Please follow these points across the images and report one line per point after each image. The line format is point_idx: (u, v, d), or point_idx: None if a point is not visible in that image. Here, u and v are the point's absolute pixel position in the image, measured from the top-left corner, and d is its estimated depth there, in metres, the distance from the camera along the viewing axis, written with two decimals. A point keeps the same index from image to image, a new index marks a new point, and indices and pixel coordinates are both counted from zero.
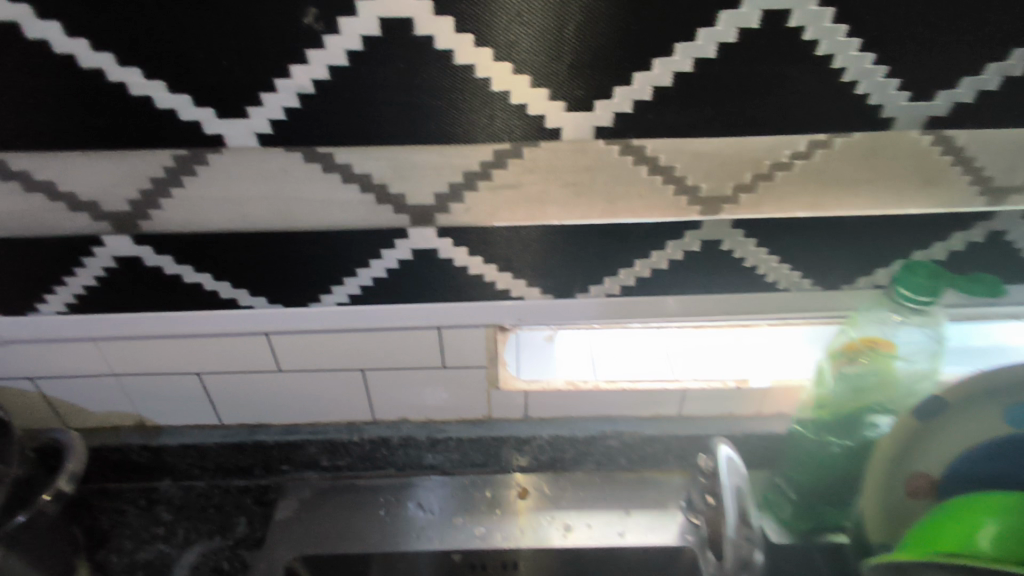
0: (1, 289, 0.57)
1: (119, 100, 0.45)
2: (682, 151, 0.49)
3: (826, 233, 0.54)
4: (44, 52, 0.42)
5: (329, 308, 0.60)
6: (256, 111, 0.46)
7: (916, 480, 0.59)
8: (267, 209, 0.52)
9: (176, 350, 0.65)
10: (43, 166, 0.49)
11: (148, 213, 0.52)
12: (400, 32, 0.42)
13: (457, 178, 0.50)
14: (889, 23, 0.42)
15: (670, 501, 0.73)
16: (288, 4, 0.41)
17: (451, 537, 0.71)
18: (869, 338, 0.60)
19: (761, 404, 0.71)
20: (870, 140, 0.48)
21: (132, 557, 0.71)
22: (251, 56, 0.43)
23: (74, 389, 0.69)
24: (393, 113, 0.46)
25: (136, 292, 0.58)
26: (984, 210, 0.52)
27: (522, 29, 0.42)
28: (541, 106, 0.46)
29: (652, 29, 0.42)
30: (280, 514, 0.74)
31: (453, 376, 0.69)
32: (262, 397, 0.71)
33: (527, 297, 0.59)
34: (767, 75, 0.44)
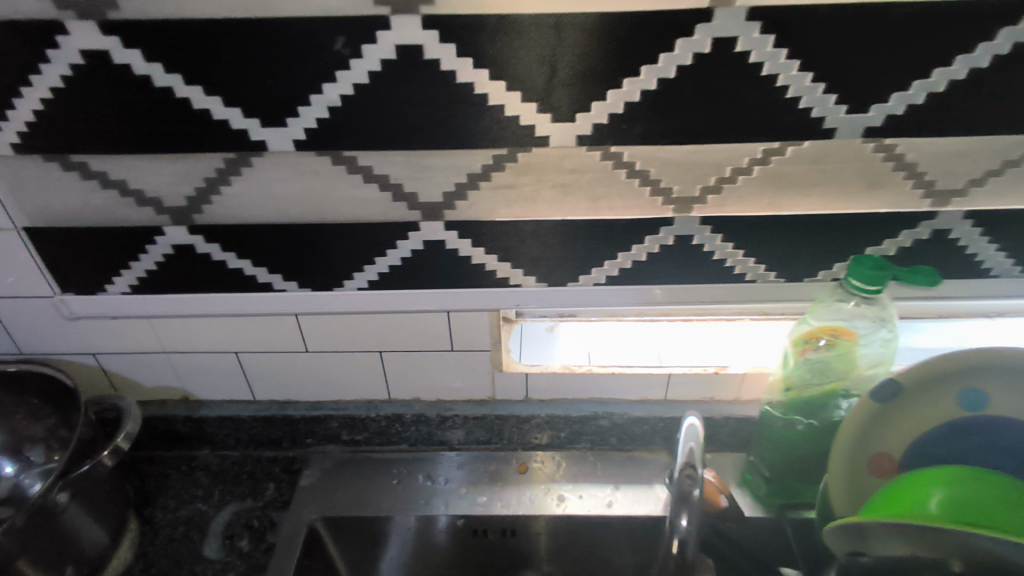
0: (77, 272, 0.67)
1: (183, 111, 0.54)
2: (654, 157, 0.56)
3: (787, 229, 0.61)
4: (127, 73, 0.52)
5: (352, 292, 0.68)
6: (293, 121, 0.55)
7: (881, 460, 0.65)
8: (300, 204, 0.61)
9: (219, 330, 0.74)
10: (118, 167, 0.59)
11: (200, 208, 0.61)
12: (413, 56, 0.51)
13: (461, 179, 0.59)
14: (823, 47, 0.49)
15: (656, 478, 0.80)
16: (322, 34, 0.50)
17: (456, 504, 0.79)
18: (829, 326, 0.65)
19: (740, 390, 0.78)
20: (819, 148, 0.55)
21: (175, 513, 0.81)
22: (291, 76, 0.52)
23: (130, 364, 0.79)
24: (407, 122, 0.55)
25: (188, 276, 0.67)
26: (929, 210, 0.59)
27: (514, 54, 0.51)
28: (531, 117, 0.54)
29: (623, 53, 0.50)
30: (304, 481, 0.83)
31: (460, 358, 0.77)
32: (290, 375, 0.80)
33: (524, 286, 0.67)
34: (721, 90, 0.52)
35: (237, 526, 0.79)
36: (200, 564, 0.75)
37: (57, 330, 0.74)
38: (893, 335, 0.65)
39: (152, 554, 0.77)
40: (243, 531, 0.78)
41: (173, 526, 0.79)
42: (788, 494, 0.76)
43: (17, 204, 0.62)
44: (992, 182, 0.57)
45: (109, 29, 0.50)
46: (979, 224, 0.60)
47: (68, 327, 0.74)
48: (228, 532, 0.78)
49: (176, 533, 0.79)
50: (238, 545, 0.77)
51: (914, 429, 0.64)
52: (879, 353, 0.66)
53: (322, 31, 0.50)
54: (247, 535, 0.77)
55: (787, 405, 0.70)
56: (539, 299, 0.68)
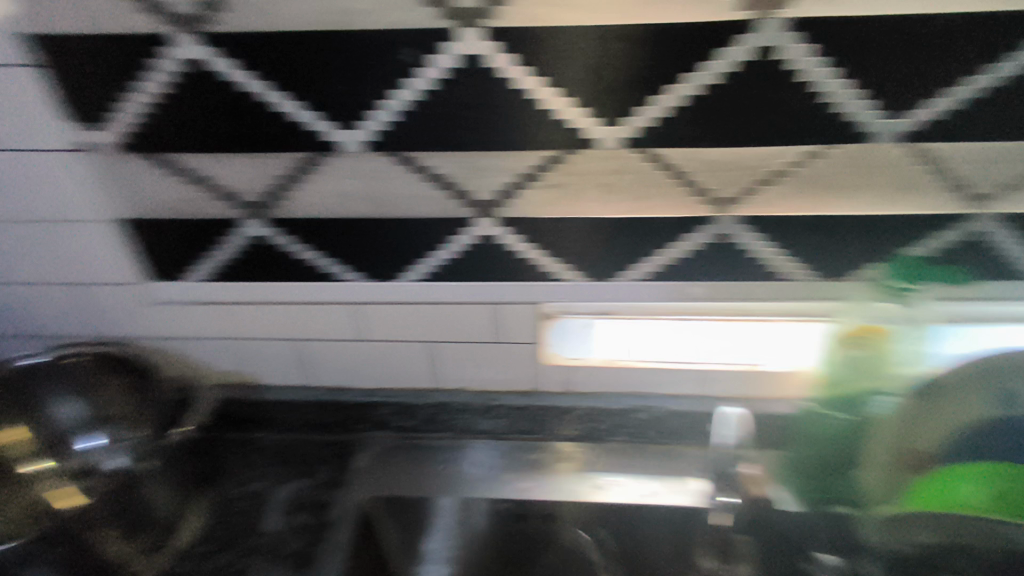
0: (163, 260, 0.74)
1: (266, 114, 0.61)
2: (696, 159, 0.60)
3: (823, 227, 0.64)
4: (221, 80, 0.59)
5: (407, 283, 0.74)
6: (363, 124, 0.60)
7: (910, 458, 0.68)
8: (364, 200, 0.66)
9: (284, 317, 0.80)
10: (204, 165, 0.65)
11: (275, 203, 0.67)
12: (474, 65, 0.56)
13: (512, 178, 0.63)
14: (857, 57, 0.53)
15: (695, 469, 0.81)
16: (395, 46, 0.56)
17: (500, 489, 0.83)
18: (869, 325, 0.67)
19: (772, 388, 0.82)
20: (853, 151, 0.58)
21: (233, 489, 0.84)
22: (365, 83, 0.58)
23: (201, 349, 0.86)
24: (466, 126, 0.60)
25: (261, 264, 0.74)
26: (964, 213, 0.61)
27: (566, 63, 0.56)
28: (580, 121, 0.59)
29: (668, 62, 0.55)
30: (357, 464, 0.87)
31: (504, 350, 0.81)
32: (345, 362, 0.86)
33: (567, 280, 0.71)
34: (760, 97, 0.56)
35: (298, 502, 0.82)
36: (264, 536, 0.78)
37: (139, 314, 0.82)
38: (925, 336, 0.68)
39: (214, 525, 0.80)
40: (304, 507, 0.82)
41: (238, 499, 0.83)
42: (832, 494, 0.73)
43: (115, 197, 0.69)
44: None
45: (208, 41, 0.57)
46: (1012, 226, 0.62)
47: (149, 311, 0.81)
48: (294, 506, 0.82)
49: (236, 508, 0.82)
50: (297, 521, 0.80)
51: (940, 430, 0.68)
52: (914, 353, 0.68)
53: (394, 43, 0.55)
54: (305, 512, 0.81)
55: (824, 401, 0.72)
56: (582, 293, 0.72)
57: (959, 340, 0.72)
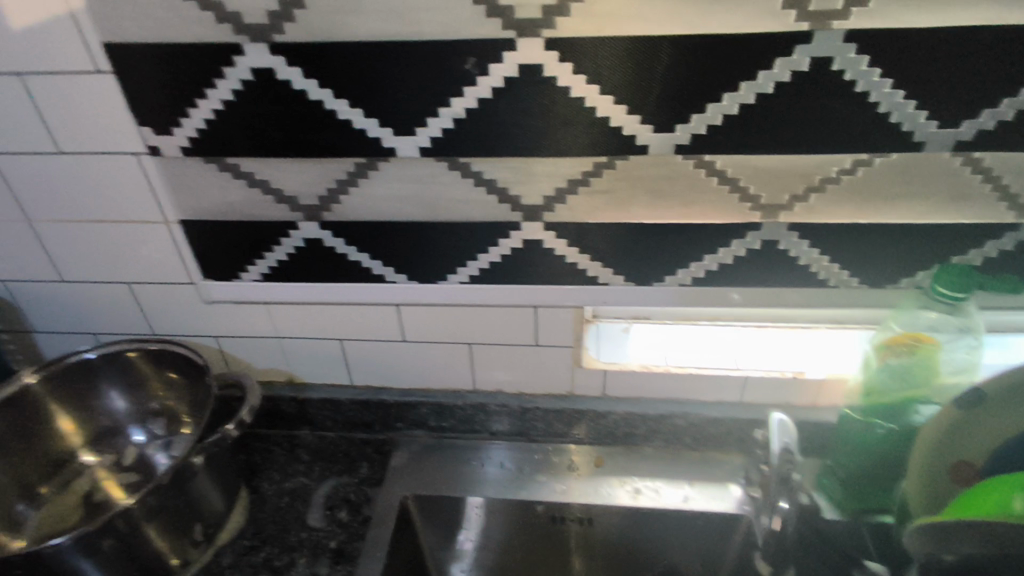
0: (218, 260, 0.77)
1: (327, 121, 0.63)
2: (746, 166, 0.61)
3: (872, 235, 0.64)
4: (285, 88, 0.61)
5: (454, 286, 0.75)
6: (421, 130, 0.62)
7: (961, 467, 0.63)
8: (416, 204, 0.68)
9: (331, 318, 0.82)
10: (264, 169, 0.67)
11: (330, 206, 0.69)
12: (532, 74, 0.58)
13: (563, 184, 0.64)
14: (915, 67, 0.53)
15: (730, 479, 0.83)
16: (456, 56, 0.57)
17: (535, 491, 0.84)
18: (914, 332, 0.67)
19: (818, 396, 0.80)
20: (906, 160, 0.59)
21: (281, 485, 0.89)
22: (424, 91, 0.60)
23: (248, 348, 0.88)
24: (521, 132, 0.61)
25: (311, 266, 0.76)
26: (1015, 222, 0.61)
27: (622, 72, 0.57)
28: (634, 128, 0.60)
29: (723, 71, 0.55)
30: (396, 462, 0.90)
31: (544, 354, 0.83)
32: (387, 362, 0.88)
33: (612, 284, 0.72)
34: (815, 106, 0.56)
35: (336, 498, 0.86)
36: (305, 531, 0.82)
37: (191, 313, 0.84)
38: (979, 344, 0.67)
39: (262, 519, 0.84)
40: (342, 503, 0.85)
41: (280, 496, 0.87)
42: (864, 498, 0.76)
43: (177, 199, 0.72)
44: None
45: (276, 50, 0.59)
46: None
47: (201, 310, 0.83)
48: (329, 504, 0.85)
49: (282, 503, 0.86)
50: (337, 516, 0.83)
51: (995, 436, 0.62)
52: (964, 361, 0.67)
53: (455, 52, 0.57)
54: (345, 507, 0.84)
55: (866, 410, 0.71)
56: (627, 298, 0.73)
57: (998, 351, 0.75)
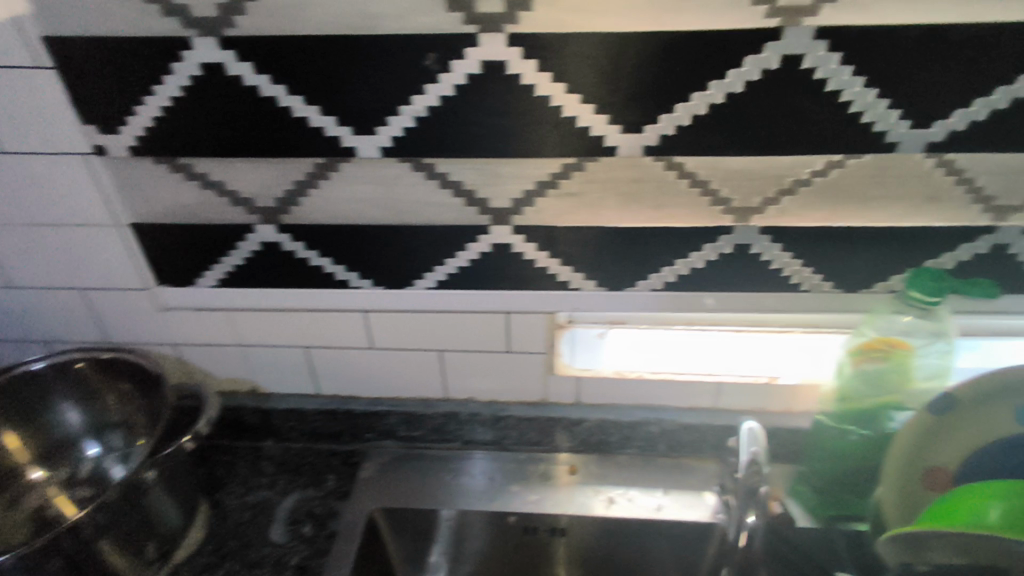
0: (173, 265, 0.73)
1: (282, 119, 0.60)
2: (717, 168, 0.59)
3: (845, 238, 0.63)
4: (238, 84, 0.58)
5: (420, 291, 0.73)
6: (381, 130, 0.59)
7: (936, 475, 0.62)
8: (379, 207, 0.66)
9: (293, 326, 0.79)
10: (218, 169, 0.64)
11: (288, 208, 0.66)
12: (496, 71, 0.55)
13: (531, 186, 0.62)
14: (887, 65, 0.52)
15: (706, 486, 0.81)
16: (416, 51, 0.55)
17: (507, 501, 0.81)
18: (886, 337, 0.65)
19: (791, 401, 0.80)
20: (879, 161, 0.57)
21: (243, 499, 0.85)
22: (384, 88, 0.57)
23: (207, 356, 0.84)
24: (485, 132, 0.59)
25: (271, 271, 0.73)
26: (989, 225, 0.61)
27: (589, 69, 0.55)
28: (602, 128, 0.58)
29: (692, 69, 0.54)
30: (363, 474, 0.86)
31: (515, 361, 0.80)
32: (354, 371, 0.85)
33: (583, 289, 0.70)
34: (786, 105, 0.55)
35: (300, 513, 0.82)
36: (267, 547, 0.79)
37: (147, 320, 0.80)
38: (951, 348, 0.65)
39: (222, 535, 0.81)
40: (307, 518, 0.82)
41: (241, 510, 0.84)
42: (841, 507, 0.75)
43: (126, 201, 0.68)
44: None
45: (226, 44, 0.56)
46: None
47: (156, 317, 0.80)
48: (292, 519, 0.82)
49: (244, 517, 0.83)
50: (301, 531, 0.80)
51: (971, 444, 0.61)
52: (936, 365, 0.66)
53: (415, 48, 0.55)
54: (309, 522, 0.81)
55: (841, 416, 0.70)
56: (598, 303, 0.71)
57: (973, 353, 0.76)
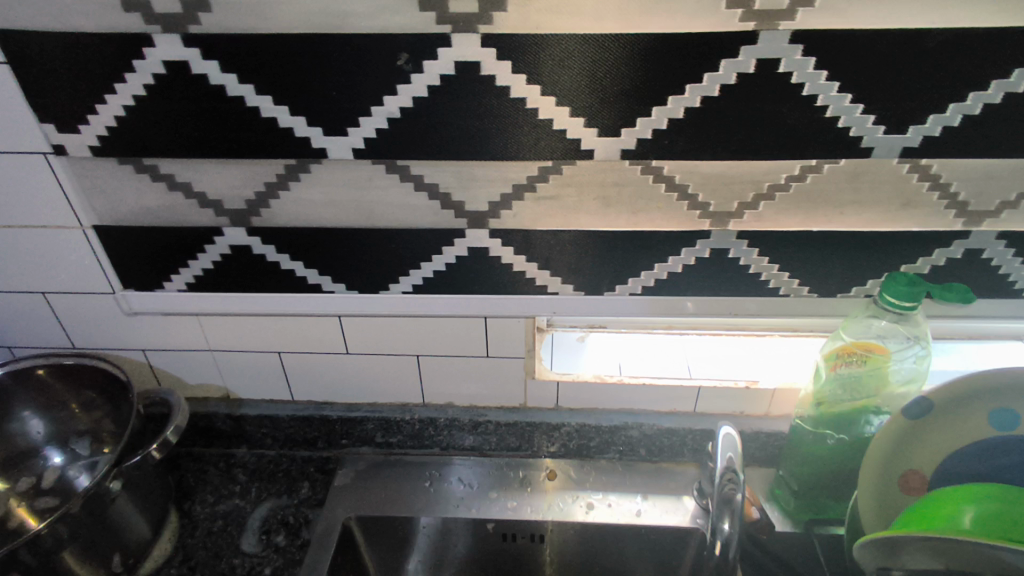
0: (139, 268, 0.71)
1: (251, 119, 0.58)
2: (694, 172, 0.59)
3: (822, 243, 0.63)
4: (204, 82, 0.56)
5: (396, 296, 0.71)
6: (353, 131, 0.58)
7: (911, 479, 0.62)
8: (352, 210, 0.64)
9: (265, 332, 0.77)
10: (184, 170, 0.62)
11: (259, 211, 0.65)
12: (470, 72, 0.54)
13: (507, 189, 0.61)
14: (861, 70, 0.52)
15: (684, 490, 0.81)
16: (387, 51, 0.53)
17: (486, 508, 0.80)
18: (862, 342, 0.65)
19: (770, 405, 0.79)
20: (855, 166, 0.57)
21: (214, 507, 0.83)
22: (355, 88, 0.56)
23: (176, 362, 0.82)
24: (460, 133, 0.58)
25: (241, 275, 0.71)
26: (963, 230, 0.61)
27: (565, 72, 0.54)
28: (578, 131, 0.57)
29: (668, 73, 0.53)
30: (338, 481, 0.85)
31: (494, 366, 0.79)
32: (330, 377, 0.83)
33: (561, 293, 0.69)
34: (762, 109, 0.55)
35: (273, 522, 0.80)
36: (238, 557, 0.77)
37: (113, 325, 0.78)
38: (927, 352, 0.64)
39: (192, 545, 0.78)
40: (279, 527, 0.80)
41: (212, 519, 0.81)
42: (815, 509, 0.76)
43: (88, 203, 0.66)
44: None
45: (191, 42, 0.54)
46: (1012, 245, 0.62)
47: (123, 321, 0.77)
48: (265, 528, 0.80)
49: (215, 527, 0.81)
50: (274, 541, 0.78)
51: (946, 447, 0.61)
52: (912, 370, 0.65)
53: (386, 47, 0.53)
54: (282, 531, 0.79)
55: (817, 420, 0.69)
56: (576, 307, 0.70)
57: (947, 356, 0.77)
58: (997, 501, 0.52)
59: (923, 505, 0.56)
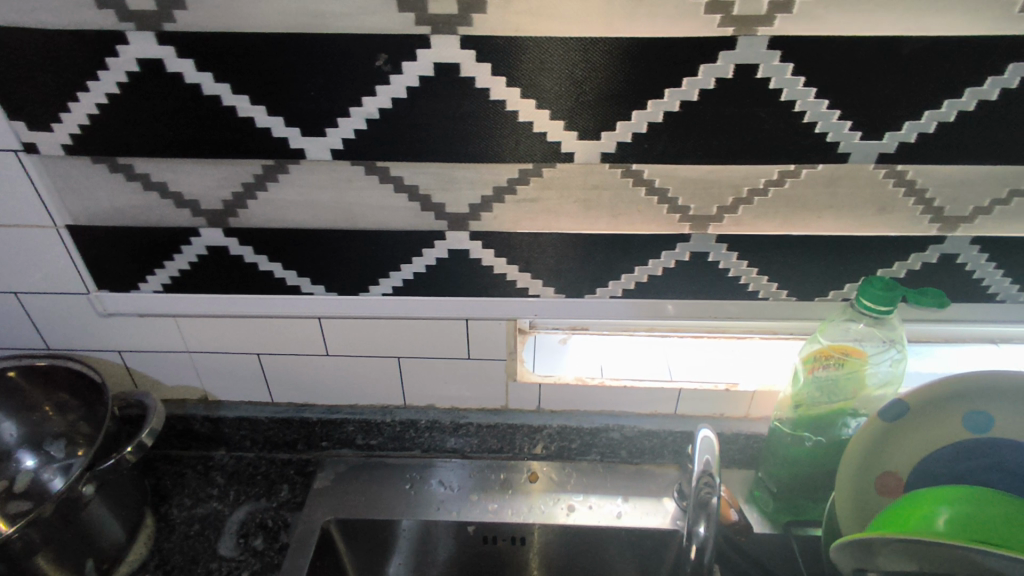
0: (113, 268, 0.70)
1: (228, 118, 0.57)
2: (674, 176, 0.59)
3: (799, 246, 0.63)
4: (179, 81, 0.56)
5: (376, 298, 0.71)
6: (332, 131, 0.57)
7: (887, 479, 0.62)
8: (331, 212, 0.63)
9: (244, 333, 0.77)
10: (159, 170, 0.61)
11: (236, 212, 0.64)
12: (449, 74, 0.54)
13: (488, 192, 0.61)
14: (837, 76, 0.52)
15: (664, 492, 0.82)
16: (366, 52, 0.53)
17: (467, 511, 0.80)
18: (840, 345, 0.66)
19: (749, 407, 0.80)
20: (832, 171, 0.58)
21: (191, 511, 0.82)
22: (333, 89, 0.55)
23: (152, 363, 0.81)
24: (440, 135, 0.58)
25: (218, 276, 0.70)
26: (938, 235, 0.62)
27: (545, 75, 0.54)
28: (559, 134, 0.57)
29: (647, 77, 0.53)
30: (318, 484, 0.84)
31: (475, 368, 0.78)
32: (310, 379, 0.82)
33: (542, 296, 0.69)
34: (740, 114, 0.55)
35: (251, 525, 0.80)
36: (215, 561, 0.76)
37: (88, 327, 0.77)
38: (902, 356, 0.65)
39: (169, 549, 0.77)
40: (257, 530, 0.79)
41: (189, 523, 0.80)
42: (795, 510, 0.76)
43: (60, 203, 0.64)
44: (999, 210, 0.60)
45: (165, 40, 0.53)
46: (986, 250, 0.63)
47: (98, 322, 0.76)
48: (243, 531, 0.79)
49: (192, 530, 0.80)
50: (252, 544, 0.77)
51: (922, 448, 0.61)
52: (888, 373, 0.66)
53: (364, 48, 0.53)
54: (260, 535, 0.78)
55: (796, 423, 0.70)
56: (557, 310, 0.70)
57: (923, 358, 0.79)
58: (973, 501, 0.52)
59: (899, 506, 0.57)
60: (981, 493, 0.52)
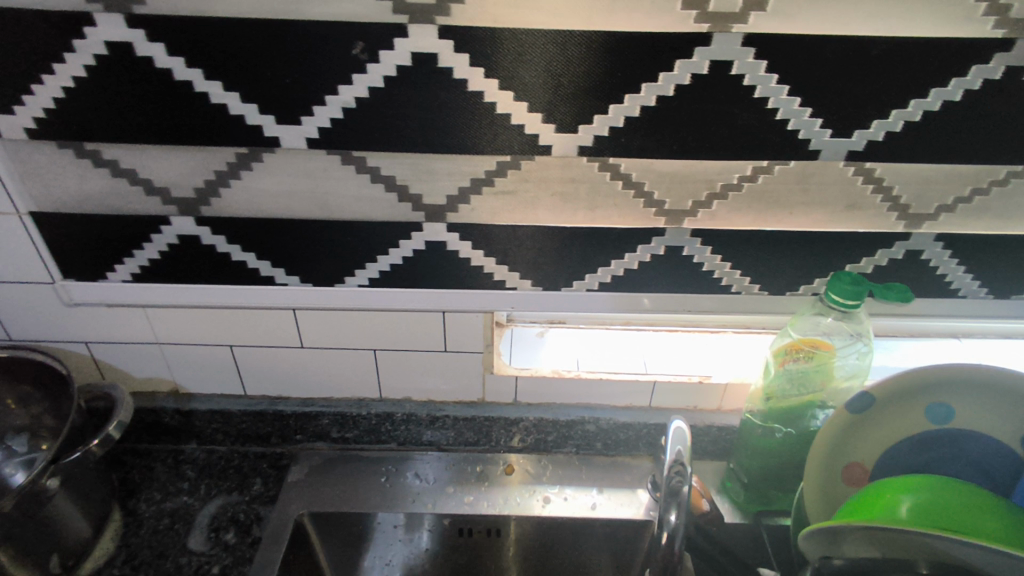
0: (80, 256, 0.68)
1: (199, 104, 0.56)
2: (650, 170, 0.60)
3: (771, 242, 0.65)
4: (149, 65, 0.54)
5: (352, 289, 0.70)
6: (307, 120, 0.57)
7: (853, 470, 0.64)
8: (306, 201, 0.63)
9: (215, 324, 0.75)
10: (129, 156, 0.60)
11: (209, 200, 0.63)
12: (427, 64, 0.54)
13: (465, 183, 0.61)
14: (810, 74, 0.53)
15: (638, 483, 0.83)
16: (342, 40, 0.52)
17: (443, 503, 0.80)
18: (809, 339, 0.67)
19: (722, 400, 0.81)
20: (803, 168, 0.59)
21: (160, 505, 0.80)
22: (308, 76, 0.54)
23: (120, 354, 0.79)
24: (417, 126, 0.57)
25: (190, 266, 0.68)
26: (904, 232, 0.64)
27: (522, 66, 0.54)
28: (537, 127, 0.57)
29: (624, 71, 0.54)
30: (292, 477, 0.83)
31: (452, 361, 0.78)
32: (284, 371, 0.81)
33: (519, 289, 0.69)
34: (716, 109, 0.56)
35: (223, 519, 0.79)
36: (184, 556, 0.75)
37: (53, 317, 0.75)
38: (868, 349, 0.67)
39: (136, 544, 0.76)
40: (229, 525, 0.78)
41: (158, 518, 0.79)
42: (764, 500, 0.78)
43: (23, 188, 0.62)
44: (961, 209, 0.62)
45: (134, 23, 0.52)
46: (949, 247, 0.65)
47: (64, 313, 0.74)
48: (214, 525, 0.78)
49: (161, 525, 0.78)
50: (224, 538, 0.76)
51: (888, 439, 0.63)
52: (855, 366, 0.68)
53: (341, 35, 0.52)
54: (232, 529, 0.77)
55: (766, 414, 0.71)
56: (535, 302, 0.70)
57: (889, 353, 0.81)
58: (932, 488, 0.54)
59: (863, 495, 0.58)
60: (943, 482, 0.54)
